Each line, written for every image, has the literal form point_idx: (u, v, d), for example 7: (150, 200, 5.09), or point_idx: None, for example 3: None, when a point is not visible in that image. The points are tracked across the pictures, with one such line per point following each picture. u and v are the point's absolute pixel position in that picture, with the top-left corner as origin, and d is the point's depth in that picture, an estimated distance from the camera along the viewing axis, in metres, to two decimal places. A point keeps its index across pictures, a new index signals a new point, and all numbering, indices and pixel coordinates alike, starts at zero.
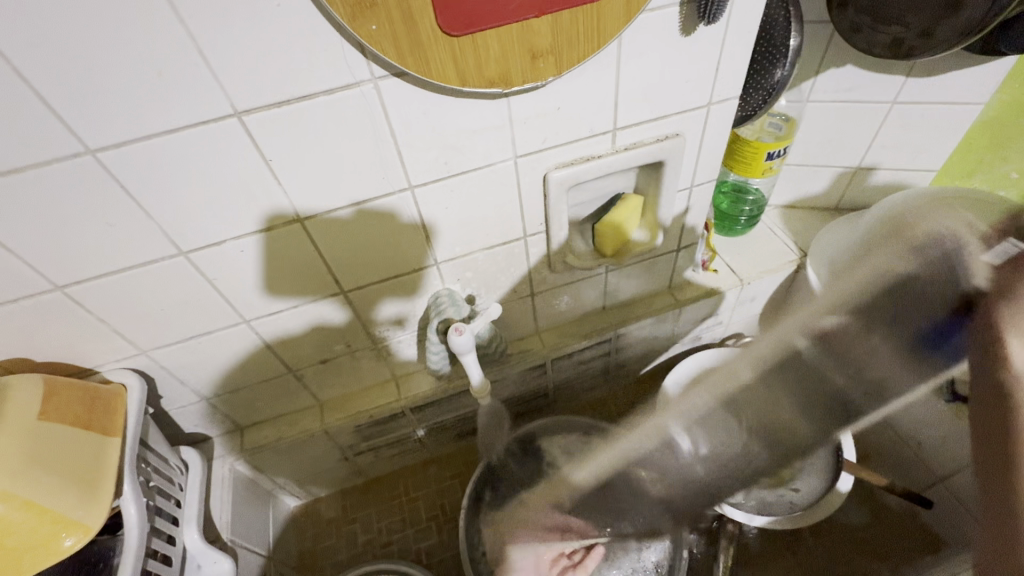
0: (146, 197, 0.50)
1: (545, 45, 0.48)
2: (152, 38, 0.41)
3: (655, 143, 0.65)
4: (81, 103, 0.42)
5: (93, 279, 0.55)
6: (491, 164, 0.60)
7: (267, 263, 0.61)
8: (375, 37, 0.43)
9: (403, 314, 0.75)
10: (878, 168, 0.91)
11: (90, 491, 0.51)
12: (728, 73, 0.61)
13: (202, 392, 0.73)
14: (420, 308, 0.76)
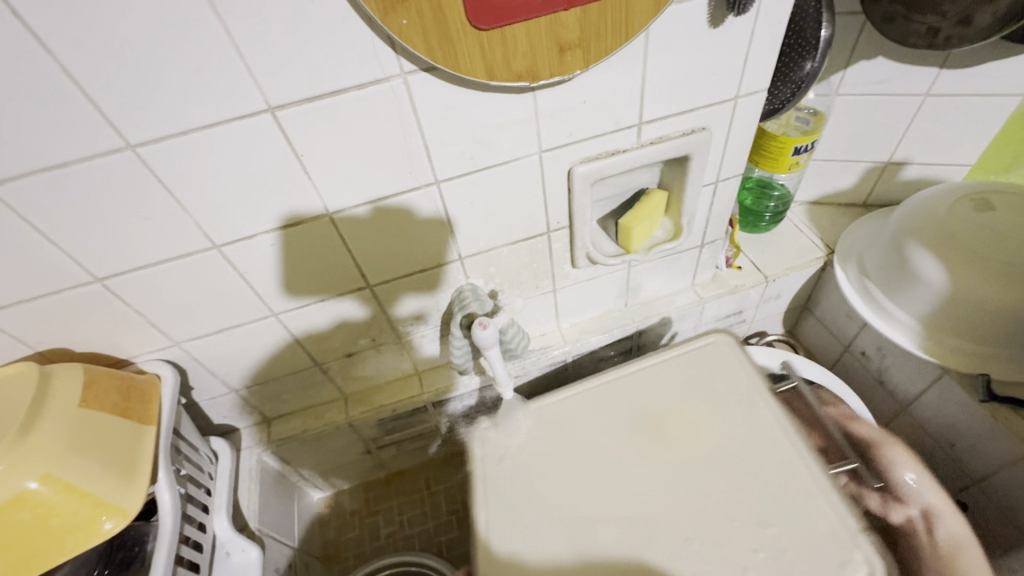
0: (183, 192, 0.51)
1: (573, 39, 0.48)
2: (193, 37, 0.42)
3: (681, 137, 0.65)
4: (125, 100, 0.44)
5: (131, 272, 0.56)
6: (516, 159, 0.61)
7: (297, 257, 0.62)
8: (406, 32, 0.44)
9: (421, 310, 0.76)
10: (909, 162, 0.89)
11: (128, 476, 0.52)
12: (757, 65, 0.60)
13: (232, 384, 0.75)
14: (435, 304, 0.76)
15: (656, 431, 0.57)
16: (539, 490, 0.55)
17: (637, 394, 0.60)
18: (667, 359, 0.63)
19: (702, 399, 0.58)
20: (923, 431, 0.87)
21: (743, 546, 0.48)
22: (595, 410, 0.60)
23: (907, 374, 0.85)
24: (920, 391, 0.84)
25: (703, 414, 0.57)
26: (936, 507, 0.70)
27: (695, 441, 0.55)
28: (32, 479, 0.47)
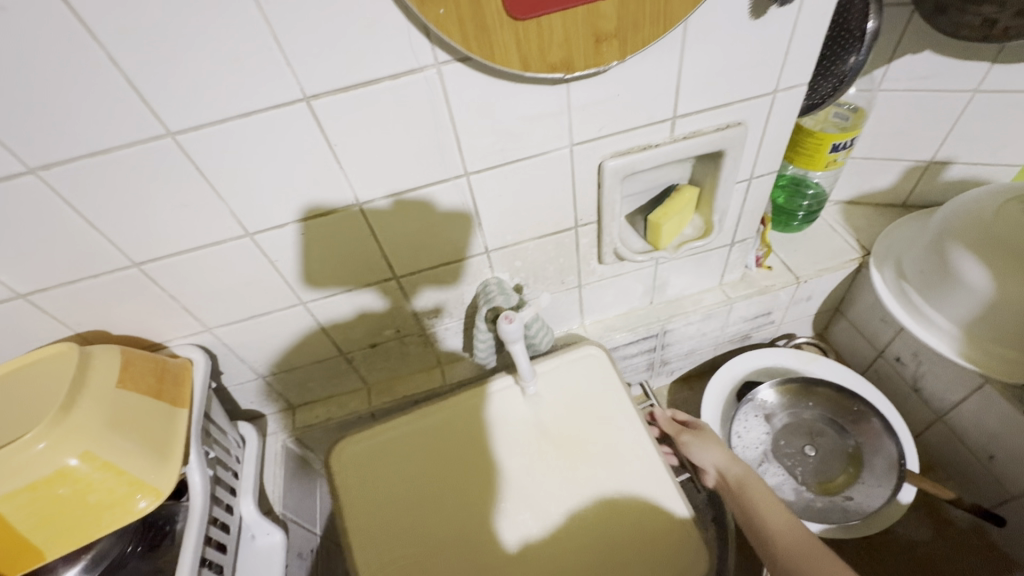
0: (218, 180, 0.52)
1: (609, 29, 0.47)
2: (233, 25, 0.42)
3: (716, 132, 0.63)
4: (166, 88, 0.44)
5: (168, 257, 0.58)
6: (546, 153, 0.60)
7: (326, 247, 0.62)
8: (442, 21, 0.43)
9: (440, 303, 0.76)
10: (953, 161, 0.85)
11: (162, 455, 0.53)
12: (798, 57, 0.58)
13: (261, 370, 0.77)
14: (452, 298, 0.76)
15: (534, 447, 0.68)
16: (424, 500, 0.65)
17: (522, 409, 0.72)
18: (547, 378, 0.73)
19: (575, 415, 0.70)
20: (961, 441, 0.84)
21: (616, 546, 0.60)
22: (480, 426, 0.71)
23: (946, 382, 0.82)
24: (960, 399, 0.81)
25: (582, 425, 0.69)
26: (722, 461, 0.69)
27: (560, 455, 0.67)
28: (73, 455, 0.49)
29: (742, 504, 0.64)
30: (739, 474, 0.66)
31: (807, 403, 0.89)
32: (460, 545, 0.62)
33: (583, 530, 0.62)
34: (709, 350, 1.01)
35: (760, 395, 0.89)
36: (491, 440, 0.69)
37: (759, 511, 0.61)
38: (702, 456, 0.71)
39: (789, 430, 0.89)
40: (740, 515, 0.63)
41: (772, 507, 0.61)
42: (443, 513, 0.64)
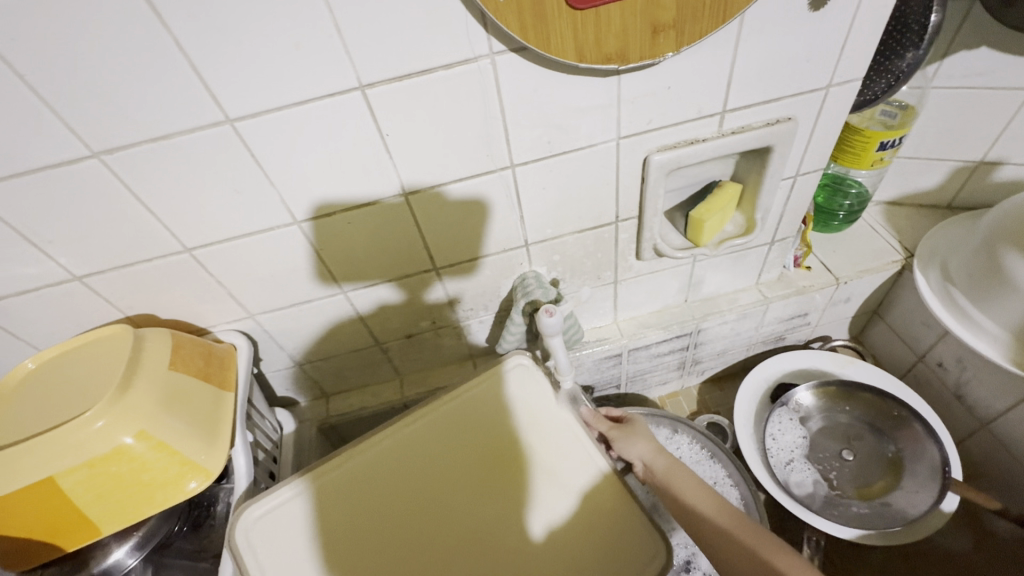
0: (271, 168, 0.53)
1: (667, 20, 0.47)
2: (295, 12, 0.43)
3: (765, 127, 0.62)
4: (228, 75, 0.45)
5: (218, 243, 0.59)
6: (593, 146, 0.60)
7: (367, 237, 0.63)
8: (501, 9, 0.43)
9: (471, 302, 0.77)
10: (1006, 162, 0.81)
11: (210, 437, 0.54)
12: (854, 51, 0.57)
13: (297, 358, 0.77)
14: (484, 294, 0.76)
15: (514, 446, 0.61)
16: (384, 507, 0.57)
17: (512, 402, 0.65)
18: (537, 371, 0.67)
19: (568, 406, 0.63)
20: (1007, 451, 0.81)
21: (632, 543, 0.53)
22: (454, 421, 0.63)
23: (992, 389, 0.80)
24: (1009, 407, 0.78)
25: (563, 416, 0.63)
26: (648, 453, 0.63)
27: (544, 453, 0.60)
28: (128, 434, 0.50)
29: (675, 500, 0.59)
30: (662, 465, 0.61)
31: (844, 407, 0.87)
32: (434, 555, 0.54)
33: (569, 533, 0.54)
34: (742, 350, 1.00)
35: (796, 398, 0.87)
36: (467, 436, 0.62)
37: (691, 502, 0.58)
38: (629, 450, 0.65)
39: (825, 434, 0.88)
40: (679, 515, 0.59)
41: (702, 497, 0.58)
42: (407, 520, 0.56)
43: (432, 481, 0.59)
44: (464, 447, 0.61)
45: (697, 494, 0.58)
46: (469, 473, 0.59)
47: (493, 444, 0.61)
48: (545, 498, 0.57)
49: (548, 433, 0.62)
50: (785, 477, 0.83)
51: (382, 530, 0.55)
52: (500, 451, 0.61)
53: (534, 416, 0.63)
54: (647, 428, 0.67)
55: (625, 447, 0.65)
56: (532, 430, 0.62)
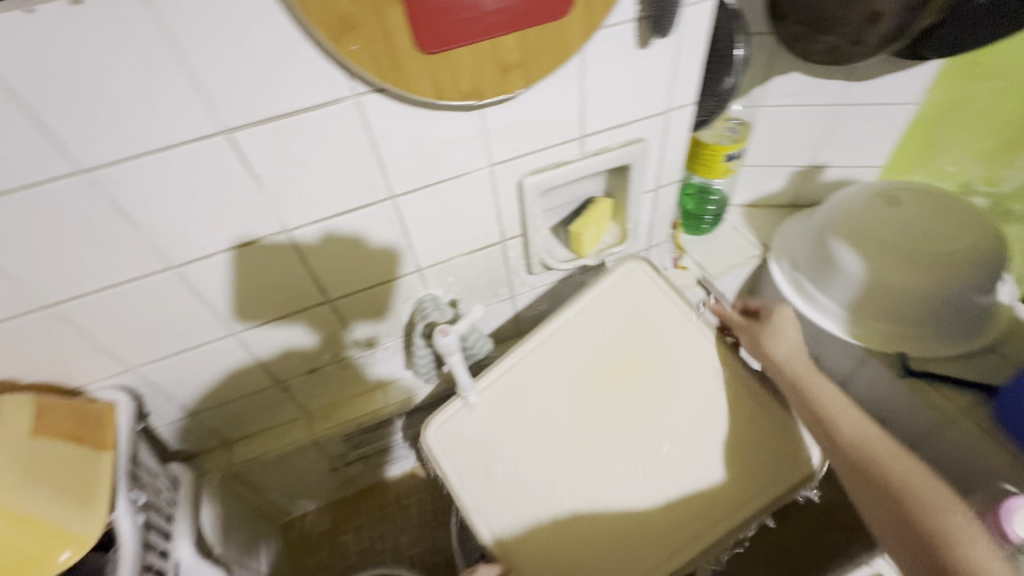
0: (136, 214, 0.52)
1: (513, 60, 0.52)
2: (145, 61, 0.43)
3: (622, 148, 0.70)
4: (77, 124, 0.44)
5: (82, 296, 0.56)
6: (468, 173, 0.64)
7: (254, 278, 0.63)
8: (356, 56, 0.46)
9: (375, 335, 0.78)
10: (829, 165, 0.97)
11: (85, 503, 0.52)
12: (684, 80, 0.66)
13: (192, 407, 0.74)
14: (383, 322, 0.77)
15: (621, 364, 0.67)
16: (490, 458, 0.64)
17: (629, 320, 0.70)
18: (663, 285, 0.71)
19: (643, 354, 0.68)
20: None
21: (628, 539, 0.58)
22: (577, 337, 0.69)
23: (836, 359, 0.92)
24: (849, 375, 0.90)
25: (642, 364, 0.67)
26: (802, 358, 0.66)
27: (659, 367, 0.67)
28: None
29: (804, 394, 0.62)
30: (809, 372, 0.64)
31: None
32: (507, 503, 0.61)
33: (540, 541, 0.58)
34: None
35: None
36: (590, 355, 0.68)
37: (836, 414, 0.60)
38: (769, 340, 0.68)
39: None
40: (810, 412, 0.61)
41: (863, 425, 0.60)
42: (505, 452, 0.63)
43: (532, 433, 0.64)
44: (546, 415, 0.65)
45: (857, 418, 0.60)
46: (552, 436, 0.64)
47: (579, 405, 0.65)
48: (496, 504, 0.61)
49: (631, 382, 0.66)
50: None
51: (497, 484, 0.62)
52: (562, 414, 0.65)
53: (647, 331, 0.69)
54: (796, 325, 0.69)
55: (766, 336, 0.68)
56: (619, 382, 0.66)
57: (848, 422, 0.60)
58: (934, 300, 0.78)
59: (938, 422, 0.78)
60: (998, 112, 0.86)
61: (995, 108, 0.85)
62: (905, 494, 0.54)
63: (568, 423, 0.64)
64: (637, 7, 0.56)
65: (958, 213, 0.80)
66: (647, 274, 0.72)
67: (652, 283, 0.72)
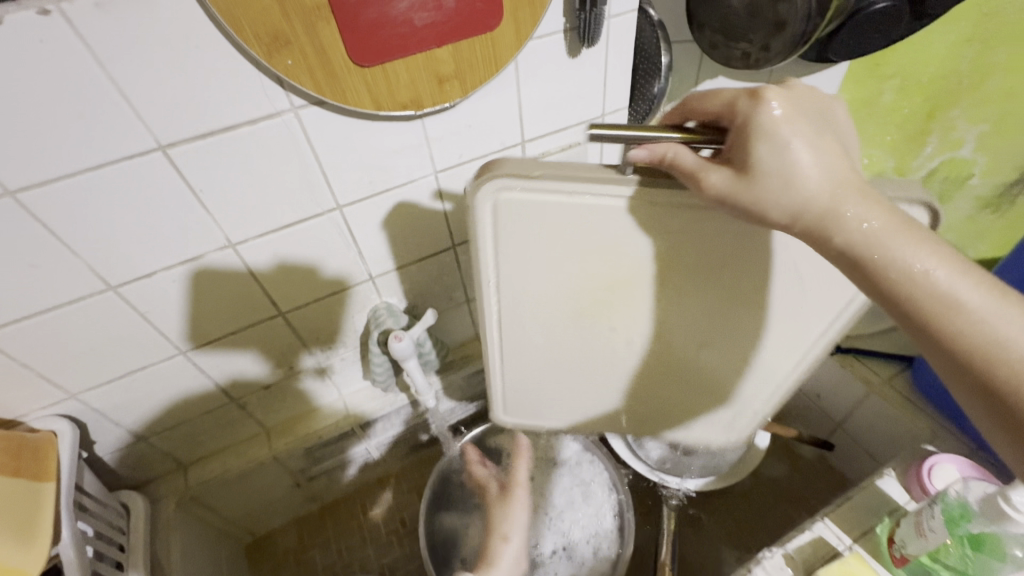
0: (71, 236, 0.51)
1: (448, 71, 0.55)
2: (72, 80, 0.43)
3: (562, 151, 0.73)
4: (1, 147, 0.44)
5: (14, 323, 0.54)
6: (414, 180, 0.66)
7: (201, 293, 0.62)
8: (292, 70, 0.47)
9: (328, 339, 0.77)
10: None
11: (25, 532, 0.51)
12: (615, 86, 0.70)
13: (141, 432, 0.72)
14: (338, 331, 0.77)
15: (597, 286, 0.52)
16: (564, 379, 0.65)
17: (553, 242, 0.48)
18: (562, 185, 0.43)
19: (597, 264, 0.49)
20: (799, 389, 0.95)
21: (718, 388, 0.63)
22: (531, 292, 0.53)
23: None
24: None
25: (613, 273, 0.50)
26: (850, 196, 0.38)
27: (646, 268, 0.49)
28: None
29: (862, 253, 0.39)
30: (868, 219, 0.38)
31: None
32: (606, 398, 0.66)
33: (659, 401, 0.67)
34: None
35: None
36: (529, 291, 0.53)
37: (916, 265, 0.37)
38: (797, 165, 0.37)
39: None
40: (874, 275, 0.39)
41: (924, 257, 0.37)
42: (574, 372, 0.63)
43: (570, 351, 0.60)
44: (566, 338, 0.58)
45: (938, 260, 0.37)
46: (589, 348, 0.59)
47: (588, 325, 0.56)
48: (594, 399, 0.67)
49: (628, 296, 0.53)
50: (637, 449, 0.91)
51: (584, 386, 0.65)
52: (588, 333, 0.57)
53: (585, 242, 0.47)
54: (798, 127, 0.37)
55: (783, 164, 0.37)
56: (623, 300, 0.53)
57: (936, 280, 0.37)
58: None
59: (864, 393, 0.83)
60: (901, 107, 0.94)
61: (898, 104, 0.94)
62: None
63: (588, 333, 0.57)
64: (565, 19, 0.59)
65: None
66: (537, 186, 0.44)
67: (536, 194, 0.44)
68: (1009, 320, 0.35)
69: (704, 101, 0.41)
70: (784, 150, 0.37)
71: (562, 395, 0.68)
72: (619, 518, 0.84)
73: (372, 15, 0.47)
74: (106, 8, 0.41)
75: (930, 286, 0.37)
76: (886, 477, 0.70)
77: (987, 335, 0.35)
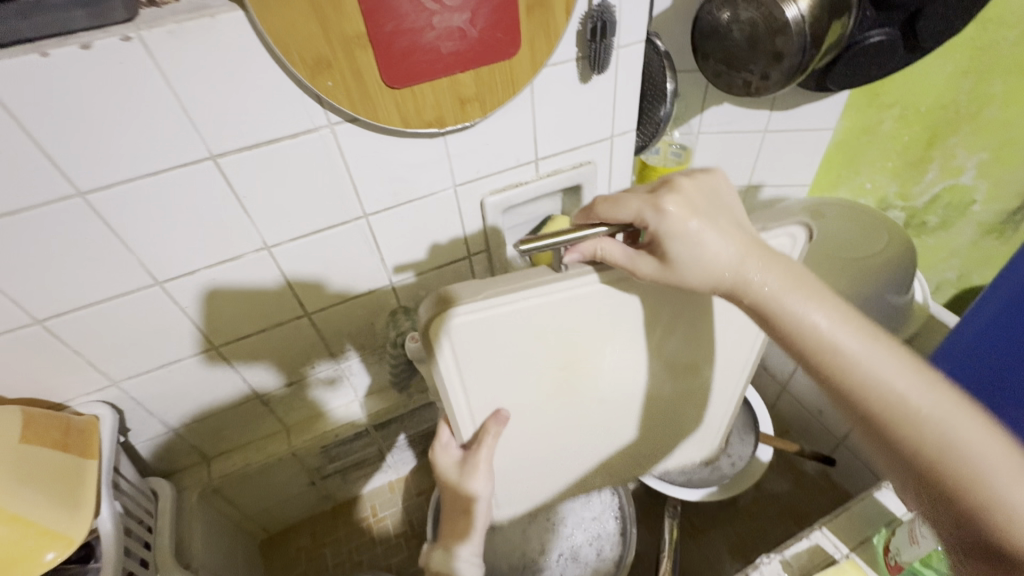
0: (128, 234, 0.57)
1: (470, 93, 0.60)
2: (142, 97, 0.49)
3: (573, 169, 0.78)
4: (78, 152, 0.50)
5: (71, 312, 0.59)
6: (435, 193, 0.71)
7: (236, 291, 0.67)
8: (331, 91, 0.53)
9: (349, 342, 0.82)
10: (764, 185, 1.08)
11: (72, 503, 0.56)
12: (623, 111, 0.75)
13: (172, 422, 0.77)
14: (359, 333, 0.82)
15: (559, 366, 0.55)
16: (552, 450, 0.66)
17: (513, 339, 0.50)
18: (515, 293, 0.47)
19: (559, 347, 0.53)
20: (802, 405, 0.98)
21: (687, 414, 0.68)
22: (497, 389, 0.55)
23: (779, 359, 0.98)
24: (792, 373, 0.97)
25: (574, 351, 0.54)
26: (752, 264, 0.46)
27: (602, 337, 0.54)
28: None
29: (765, 313, 0.46)
30: (767, 282, 0.46)
31: None
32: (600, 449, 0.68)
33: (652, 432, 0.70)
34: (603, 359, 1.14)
35: None
36: (497, 388, 0.55)
37: (806, 318, 0.45)
38: (705, 243, 0.45)
39: None
40: (776, 330, 0.46)
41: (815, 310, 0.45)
42: (561, 441, 0.65)
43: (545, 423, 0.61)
44: (533, 419, 0.60)
45: (822, 311, 0.45)
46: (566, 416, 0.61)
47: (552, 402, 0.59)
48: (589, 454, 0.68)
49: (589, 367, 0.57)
50: None
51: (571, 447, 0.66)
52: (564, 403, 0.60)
53: (541, 326, 0.50)
54: (687, 215, 0.45)
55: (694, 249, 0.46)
56: (587, 371, 0.57)
57: (822, 328, 0.44)
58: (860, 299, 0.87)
59: None
60: (901, 135, 0.98)
61: (898, 132, 0.98)
62: (916, 428, 0.40)
63: (554, 406, 0.59)
64: (577, 48, 0.65)
65: (871, 224, 0.91)
66: (484, 302, 0.46)
67: (484, 312, 0.47)
68: (879, 358, 0.42)
69: (611, 209, 0.47)
70: (691, 231, 0.45)
71: (562, 458, 0.67)
72: (622, 522, 0.87)
73: (404, 44, 0.53)
74: (178, 35, 0.47)
75: (816, 332, 0.44)
76: (885, 490, 0.72)
77: (864, 370, 0.42)
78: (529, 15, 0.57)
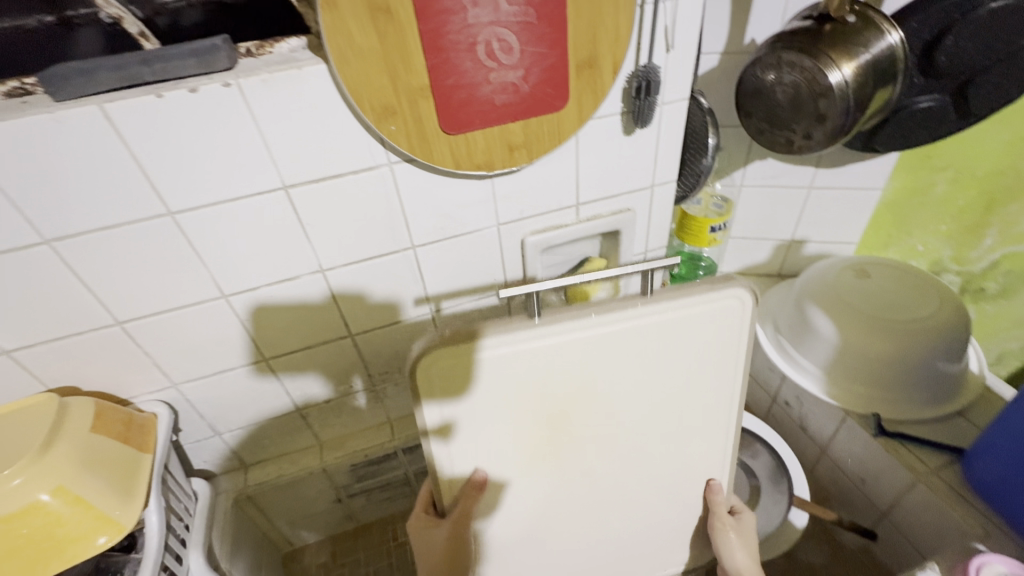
0: (204, 250, 0.63)
1: (519, 141, 0.65)
2: (232, 133, 0.56)
3: (612, 215, 0.81)
4: (172, 178, 0.57)
5: (146, 317, 0.66)
6: (479, 230, 0.75)
7: (289, 308, 0.73)
8: (394, 134, 0.59)
9: (386, 366, 0.86)
10: (808, 241, 1.07)
11: (126, 494, 0.61)
12: (664, 163, 0.78)
13: (219, 427, 0.82)
14: (397, 358, 0.86)
15: (548, 420, 0.59)
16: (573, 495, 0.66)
17: (508, 381, 0.56)
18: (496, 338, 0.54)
19: (546, 401, 0.58)
20: (841, 471, 0.93)
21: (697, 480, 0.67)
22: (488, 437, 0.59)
23: (818, 419, 0.94)
24: (831, 435, 0.93)
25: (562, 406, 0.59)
26: (737, 526, 0.68)
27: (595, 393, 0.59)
28: (45, 491, 0.57)
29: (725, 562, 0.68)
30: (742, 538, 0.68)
31: None
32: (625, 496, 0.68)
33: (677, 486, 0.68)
34: None
35: None
36: (493, 435, 0.59)
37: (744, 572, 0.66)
38: (733, 547, 0.67)
39: None
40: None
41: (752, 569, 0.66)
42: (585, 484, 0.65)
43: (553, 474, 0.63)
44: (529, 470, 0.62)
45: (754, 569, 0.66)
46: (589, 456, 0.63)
47: (540, 457, 0.62)
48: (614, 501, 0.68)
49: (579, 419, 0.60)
50: None
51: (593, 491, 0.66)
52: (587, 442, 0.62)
53: (536, 370, 0.56)
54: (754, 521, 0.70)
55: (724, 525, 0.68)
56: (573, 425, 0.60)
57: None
58: (905, 363, 0.84)
59: (910, 481, 0.80)
60: (956, 199, 0.96)
61: (952, 195, 0.95)
62: None
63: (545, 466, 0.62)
64: (622, 103, 0.69)
65: (920, 288, 0.88)
66: (488, 345, 0.54)
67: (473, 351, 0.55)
68: None
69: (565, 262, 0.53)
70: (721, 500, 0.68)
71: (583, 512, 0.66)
72: None
73: (462, 95, 0.58)
74: (269, 83, 0.54)
75: None
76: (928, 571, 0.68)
77: None
78: (578, 74, 0.62)
